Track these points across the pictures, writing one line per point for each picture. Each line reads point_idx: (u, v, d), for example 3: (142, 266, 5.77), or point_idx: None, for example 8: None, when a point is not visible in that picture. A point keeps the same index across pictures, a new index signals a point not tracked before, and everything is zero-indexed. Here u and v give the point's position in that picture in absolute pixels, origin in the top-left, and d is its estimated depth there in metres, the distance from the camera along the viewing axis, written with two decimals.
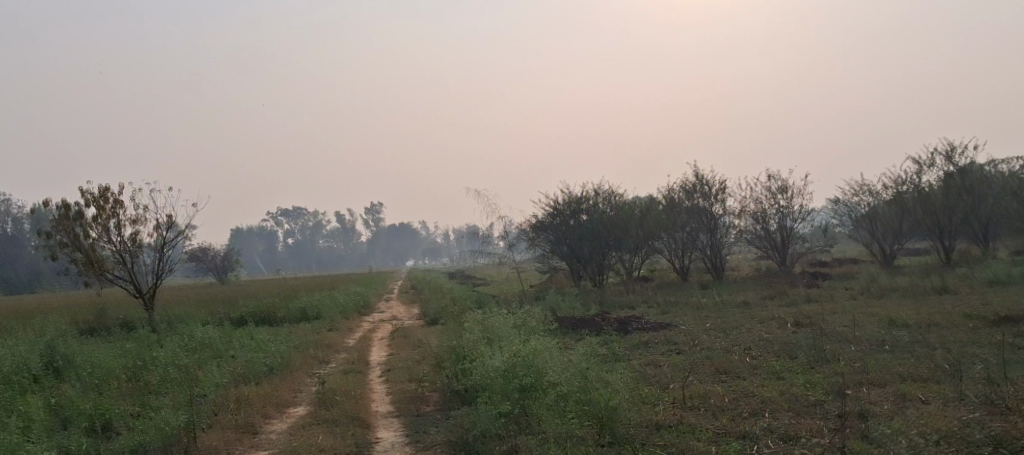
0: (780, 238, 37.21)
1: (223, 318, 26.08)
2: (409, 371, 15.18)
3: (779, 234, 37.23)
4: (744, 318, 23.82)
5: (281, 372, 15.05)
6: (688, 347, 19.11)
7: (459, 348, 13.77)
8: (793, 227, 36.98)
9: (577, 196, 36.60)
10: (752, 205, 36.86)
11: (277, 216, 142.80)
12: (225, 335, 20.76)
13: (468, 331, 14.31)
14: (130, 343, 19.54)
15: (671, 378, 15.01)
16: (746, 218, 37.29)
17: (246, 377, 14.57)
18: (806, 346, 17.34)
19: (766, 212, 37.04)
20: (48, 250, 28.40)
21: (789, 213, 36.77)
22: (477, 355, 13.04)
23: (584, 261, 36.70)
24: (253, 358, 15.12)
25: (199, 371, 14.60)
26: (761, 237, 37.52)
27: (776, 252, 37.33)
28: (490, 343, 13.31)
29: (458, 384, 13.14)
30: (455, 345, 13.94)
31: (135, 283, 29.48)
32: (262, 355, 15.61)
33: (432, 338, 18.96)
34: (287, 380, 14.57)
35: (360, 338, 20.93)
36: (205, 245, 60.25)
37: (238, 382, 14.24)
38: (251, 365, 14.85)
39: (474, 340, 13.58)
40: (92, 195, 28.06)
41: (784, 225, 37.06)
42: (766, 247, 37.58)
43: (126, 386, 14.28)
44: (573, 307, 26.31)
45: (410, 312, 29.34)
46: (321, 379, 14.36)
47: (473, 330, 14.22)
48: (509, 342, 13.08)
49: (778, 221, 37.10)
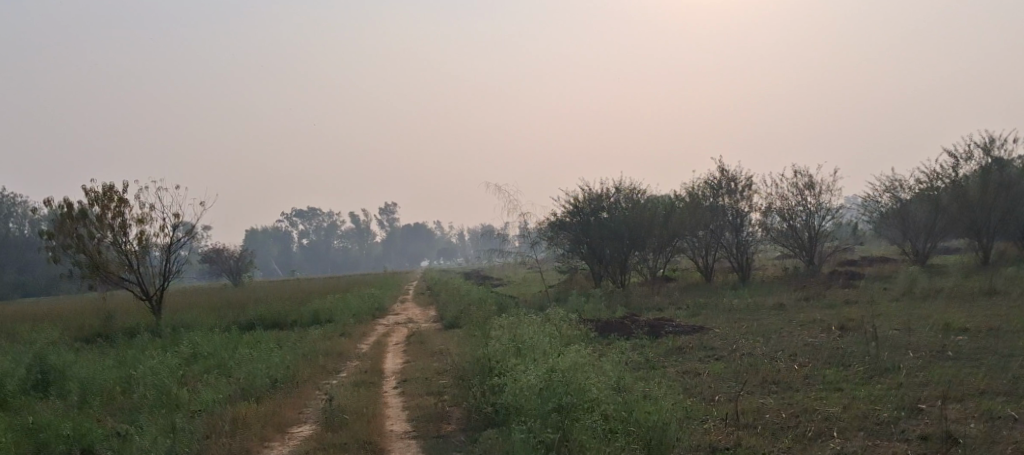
0: (807, 236, 35.74)
1: (230, 322, 24.90)
2: (427, 383, 13.91)
3: (806, 232, 35.77)
4: (782, 321, 22.42)
5: (286, 386, 13.80)
6: (728, 353, 17.73)
7: (485, 358, 12.49)
8: (821, 224, 35.49)
9: (598, 193, 35.19)
10: (779, 202, 35.34)
11: (292, 216, 142.03)
12: (230, 343, 19.55)
13: (493, 340, 13.04)
14: (130, 352, 18.31)
15: (714, 388, 13.67)
16: (772, 216, 35.78)
17: (247, 391, 13.30)
18: (859, 353, 15.95)
19: (793, 210, 35.55)
20: (50, 251, 27.23)
21: (816, 211, 35.27)
22: (506, 368, 11.75)
23: (605, 261, 35.28)
24: (255, 370, 13.85)
25: (196, 387, 13.35)
26: (788, 235, 35.99)
27: (803, 250, 35.87)
28: (519, 354, 12.05)
29: (484, 402, 11.85)
30: (479, 355, 12.66)
31: (142, 287, 28.27)
32: (265, 367, 14.35)
33: (452, 346, 17.70)
34: (292, 395, 13.31)
35: (374, 344, 19.68)
36: (217, 246, 59.22)
37: (237, 398, 12.99)
38: (253, 378, 13.58)
39: (502, 351, 12.30)
40: (95, 194, 26.88)
41: (811, 224, 35.59)
42: (793, 246, 36.06)
43: (115, 403, 13.06)
44: (598, 310, 24.97)
45: (427, 315, 28.09)
46: (330, 393, 13.08)
47: (498, 338, 12.95)
48: (542, 354, 11.80)
49: (805, 219, 35.64)
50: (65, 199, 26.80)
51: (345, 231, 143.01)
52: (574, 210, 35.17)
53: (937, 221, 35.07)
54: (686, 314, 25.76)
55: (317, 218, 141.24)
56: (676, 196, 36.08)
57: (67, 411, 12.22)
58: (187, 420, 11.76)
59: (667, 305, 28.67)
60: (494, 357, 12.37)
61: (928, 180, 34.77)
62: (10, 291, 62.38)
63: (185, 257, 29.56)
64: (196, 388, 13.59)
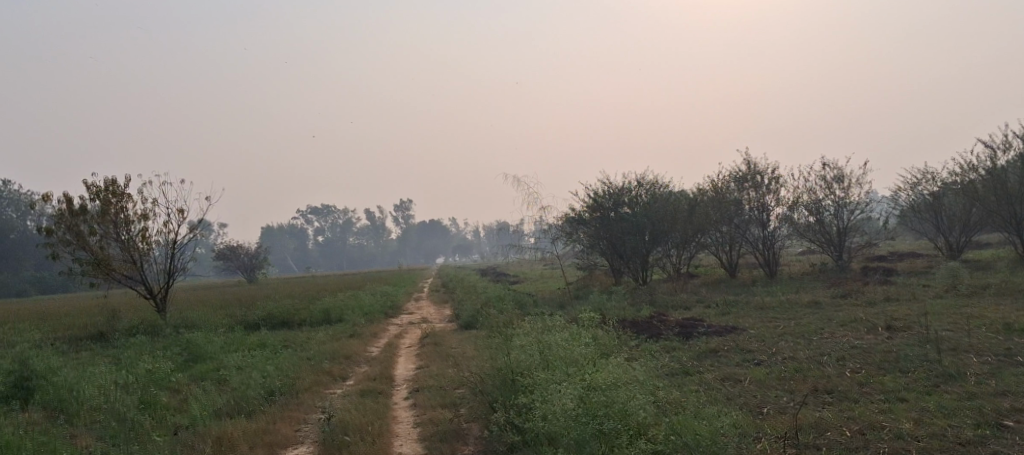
0: (836, 230, 34.04)
1: (236, 322, 23.69)
2: (441, 393, 12.60)
3: (835, 227, 34.06)
4: (820, 321, 21.04)
5: (282, 398, 12.55)
6: (768, 357, 16.37)
7: (508, 369, 11.33)
8: (851, 218, 33.78)
9: (618, 187, 33.74)
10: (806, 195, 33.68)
11: (308, 214, 141.17)
12: (233, 346, 18.33)
13: (517, 348, 11.85)
14: (123, 356, 17.12)
15: (760, 399, 12.38)
16: (798, 210, 34.11)
17: (238, 406, 12.09)
18: (915, 356, 14.56)
19: (820, 203, 33.87)
20: (49, 248, 26.02)
21: (846, 204, 33.54)
22: (534, 385, 10.52)
23: (626, 258, 33.74)
24: (249, 381, 12.63)
25: (184, 403, 12.17)
26: (815, 230, 34.33)
27: (831, 246, 34.17)
28: (549, 364, 10.91)
29: (508, 422, 10.63)
30: (503, 364, 11.48)
31: (146, 284, 27.01)
32: (261, 376, 13.13)
33: (470, 349, 16.40)
34: (289, 409, 12.10)
35: (385, 346, 18.43)
36: (232, 243, 58.15)
37: (226, 415, 11.78)
38: (246, 391, 12.36)
39: (531, 363, 11.15)
40: (96, 188, 25.62)
41: (840, 217, 33.85)
42: (821, 242, 34.38)
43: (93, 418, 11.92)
44: (623, 308, 23.58)
45: (442, 313, 26.89)
46: (331, 406, 11.88)
47: (524, 344, 11.77)
48: (578, 366, 10.72)
49: (834, 213, 33.89)
50: (64, 194, 25.57)
51: (361, 227, 141.87)
52: (594, 204, 33.73)
53: (972, 215, 33.54)
54: (717, 313, 24.32)
55: (333, 215, 140.34)
56: (699, 190, 34.56)
57: (30, 433, 11.07)
58: (161, 446, 10.55)
59: (694, 302, 27.25)
60: (520, 367, 11.24)
61: (963, 171, 33.21)
62: (26, 288, 61.37)
63: (191, 254, 28.32)
64: (183, 406, 12.40)
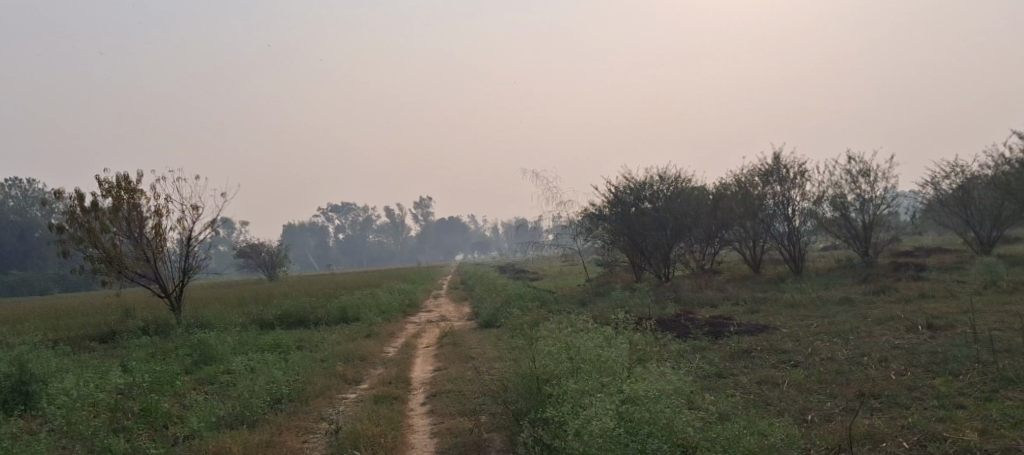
0: (862, 225, 33.16)
1: (250, 321, 23.07)
2: (460, 399, 11.99)
3: (861, 222, 33.20)
4: (856, 318, 20.17)
5: (289, 406, 11.94)
6: (804, 358, 15.56)
7: (537, 373, 10.63)
8: (877, 213, 32.91)
9: (639, 181, 32.84)
10: (833, 189, 32.63)
11: (327, 212, 140.92)
12: (245, 347, 17.69)
13: (545, 351, 11.23)
14: (131, 358, 16.53)
15: (804, 404, 11.66)
16: (823, 205, 33.06)
17: (242, 416, 11.49)
18: (965, 357, 13.74)
19: (845, 199, 32.97)
20: (60, 246, 25.40)
21: (872, 199, 32.68)
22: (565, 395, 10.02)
23: (648, 254, 32.89)
24: (255, 387, 12.02)
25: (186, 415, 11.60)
26: (840, 224, 33.44)
27: (858, 242, 33.34)
28: (583, 373, 10.32)
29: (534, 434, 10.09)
30: (530, 368, 10.78)
31: (161, 282, 26.40)
32: (267, 381, 12.50)
33: (490, 351, 15.68)
34: (297, 419, 11.52)
35: (402, 346, 17.75)
36: (252, 240, 57.75)
37: (229, 427, 11.22)
38: (251, 398, 11.76)
39: (563, 370, 10.53)
40: (107, 184, 25.00)
41: (866, 212, 32.97)
42: (847, 237, 33.55)
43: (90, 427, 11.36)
44: (648, 307, 22.79)
45: (461, 311, 26.17)
46: (341, 416, 11.29)
47: (553, 348, 11.15)
48: (615, 378, 10.20)
49: (859, 208, 33.01)
50: (75, 190, 24.91)
51: (379, 225, 141.42)
52: (615, 199, 32.86)
53: (1007, 209, 32.49)
54: (745, 311, 23.40)
55: (353, 212, 140.14)
56: (722, 185, 33.52)
57: (21, 449, 10.49)
58: None
59: (721, 299, 26.40)
60: (550, 372, 10.59)
61: (998, 163, 32.19)
62: (50, 287, 61.15)
63: (205, 251, 27.67)
64: (187, 414, 11.82)
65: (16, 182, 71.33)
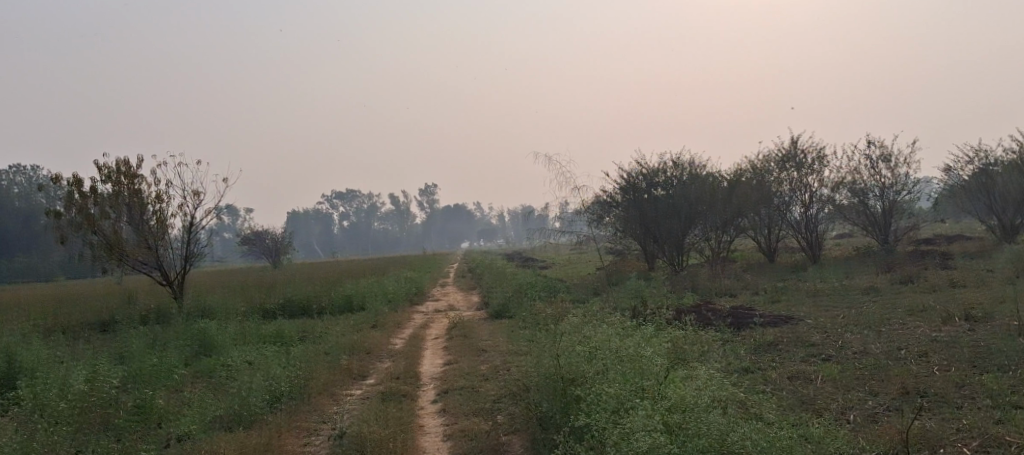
0: (881, 212, 32.26)
1: (255, 309, 22.36)
2: (474, 397, 11.39)
3: (880, 209, 32.29)
4: (884, 309, 19.33)
5: (290, 404, 11.22)
6: (836, 351, 14.74)
7: (563, 374, 10.18)
8: (897, 200, 32.02)
9: (653, 167, 31.81)
10: (851, 175, 31.79)
11: (333, 199, 140.14)
12: (246, 339, 16.90)
13: (571, 347, 10.56)
14: (127, 349, 15.75)
15: (845, 401, 10.93)
16: (841, 191, 32.25)
17: (238, 416, 10.78)
18: (1012, 351, 12.94)
19: (864, 185, 32.03)
20: (59, 233, 24.60)
21: (892, 185, 31.75)
22: (593, 389, 9.63)
23: (660, 241, 31.65)
24: (254, 385, 11.30)
25: (180, 414, 10.89)
26: (859, 212, 32.48)
27: (877, 230, 32.41)
28: (620, 377, 9.63)
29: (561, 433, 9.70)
30: (555, 368, 10.34)
31: (163, 271, 25.50)
32: (267, 377, 11.75)
33: (504, 344, 14.88)
34: (298, 419, 10.80)
35: (411, 337, 16.96)
36: (257, 227, 56.93)
37: (227, 428, 10.54)
38: (248, 396, 11.04)
39: (599, 373, 9.85)
40: (108, 169, 24.14)
41: (885, 199, 32.09)
42: (865, 224, 32.67)
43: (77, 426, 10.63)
44: (664, 297, 21.95)
45: (470, 300, 25.44)
46: (346, 418, 10.64)
47: (581, 345, 10.49)
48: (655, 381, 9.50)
49: (879, 195, 32.13)
50: (73, 175, 24.09)
51: (385, 212, 140.60)
52: (627, 185, 31.96)
53: None
54: (765, 300, 22.56)
55: (359, 200, 139.26)
56: (737, 171, 32.03)
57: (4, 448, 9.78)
58: None
59: (739, 288, 25.54)
60: (577, 373, 10.11)
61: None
62: (55, 273, 60.39)
63: (208, 238, 26.87)
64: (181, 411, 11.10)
65: (21, 169, 70.65)
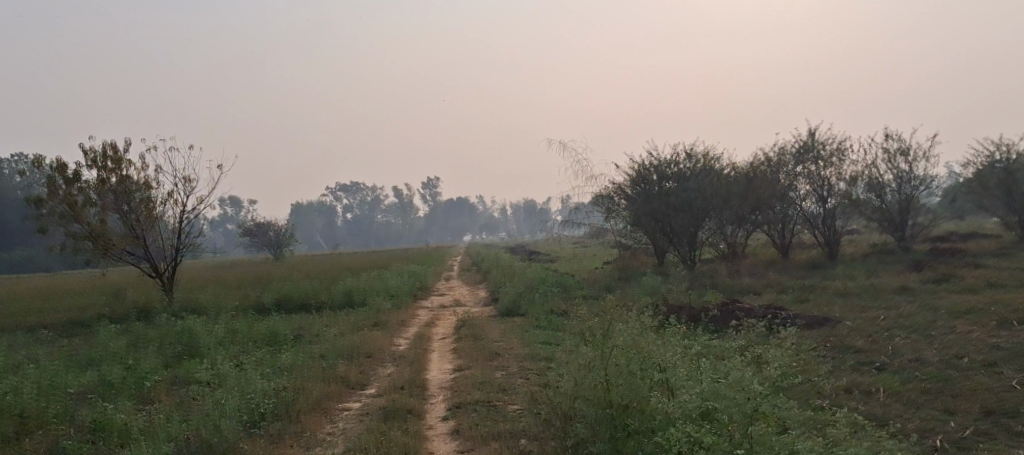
0: (898, 206, 30.80)
1: (248, 305, 20.90)
2: (491, 417, 10.43)
3: (896, 205, 30.67)
4: (927, 311, 17.80)
5: (273, 426, 9.99)
6: (889, 358, 13.27)
7: (615, 401, 9.36)
8: (914, 194, 30.52)
9: (663, 158, 30.10)
10: (869, 168, 30.15)
11: (335, 191, 138.53)
12: (233, 339, 15.42)
13: (624, 365, 9.62)
14: (102, 350, 14.32)
15: (930, 417, 10.02)
16: (858, 185, 30.54)
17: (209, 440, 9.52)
18: None
19: (881, 180, 30.48)
20: (39, 221, 23.08)
21: (911, 179, 30.27)
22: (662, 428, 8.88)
23: (674, 235, 30.00)
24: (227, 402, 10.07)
25: (142, 436, 9.65)
26: (875, 208, 30.70)
27: (892, 227, 30.79)
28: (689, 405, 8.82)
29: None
30: (603, 394, 9.47)
31: (151, 263, 23.87)
32: (244, 394, 10.54)
33: (519, 350, 13.40)
34: (280, 447, 9.54)
35: (415, 338, 15.47)
36: (258, 219, 55.34)
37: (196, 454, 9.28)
38: (220, 417, 9.80)
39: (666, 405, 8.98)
40: (91, 153, 22.58)
41: (902, 193, 30.61)
42: (880, 220, 31.04)
43: None
44: (686, 295, 20.42)
45: (477, 296, 23.93)
46: (336, 447, 9.46)
47: (636, 367, 9.59)
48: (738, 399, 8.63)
49: (894, 190, 30.55)
50: (54, 160, 22.50)
51: (387, 205, 138.95)
52: (637, 177, 30.32)
53: None
54: (794, 300, 21.04)
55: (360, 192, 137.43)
56: (752, 163, 30.26)
57: None
58: None
59: (761, 285, 24.09)
60: (632, 401, 9.32)
61: None
62: (55, 263, 58.96)
63: (200, 227, 25.35)
64: (147, 430, 9.89)
65: (21, 158, 69.41)
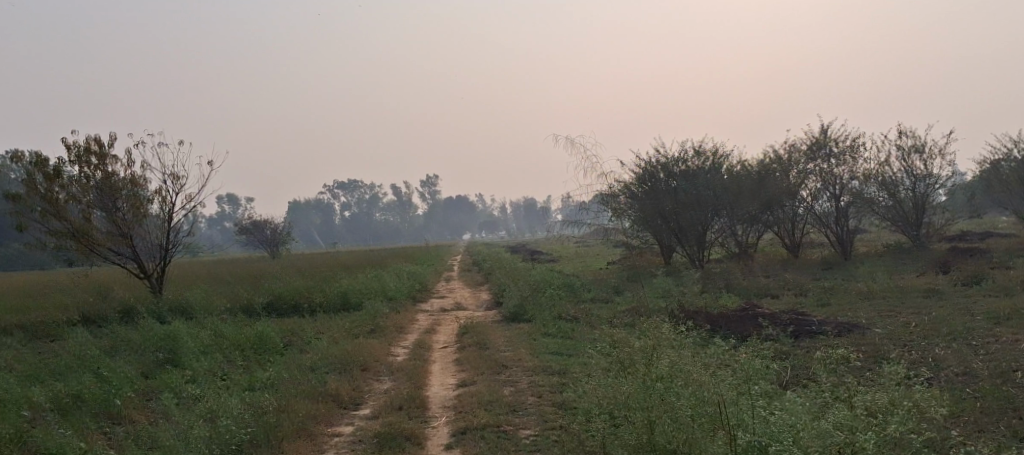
0: (913, 205, 29.45)
1: (239, 307, 19.76)
2: (500, 446, 9.33)
3: (911, 203, 29.46)
4: (961, 316, 16.63)
5: None
6: (933, 371, 12.16)
7: (660, 446, 8.57)
8: (929, 192, 29.17)
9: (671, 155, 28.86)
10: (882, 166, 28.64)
11: (334, 188, 137.21)
12: (218, 344, 14.26)
13: (672, 402, 8.75)
14: (75, 356, 13.18)
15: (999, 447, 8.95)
16: (871, 183, 29.10)
17: None
18: None
19: (895, 177, 29.08)
20: (19, 218, 21.85)
21: (925, 177, 28.90)
22: None
23: (682, 235, 28.75)
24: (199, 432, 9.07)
25: None
26: (889, 206, 29.56)
27: (907, 226, 29.63)
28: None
29: None
30: (646, 436, 8.66)
31: (138, 262, 22.65)
32: (221, 419, 9.56)
33: (527, 360, 12.24)
34: None
35: (414, 346, 14.29)
36: (255, 217, 54.04)
37: None
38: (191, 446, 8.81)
39: None
40: (73, 146, 21.35)
41: (917, 190, 29.25)
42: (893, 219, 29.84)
43: None
44: (702, 298, 19.25)
45: (480, 298, 22.75)
46: None
47: (687, 405, 8.72)
48: None
49: (909, 188, 29.33)
50: (34, 154, 21.17)
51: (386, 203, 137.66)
52: (644, 174, 28.99)
53: None
54: (815, 303, 19.89)
55: (360, 190, 136.09)
56: (762, 162, 28.82)
57: None
58: None
59: (778, 287, 22.97)
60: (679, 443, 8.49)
61: None
62: (51, 261, 57.85)
63: (190, 225, 24.13)
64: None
65: None
